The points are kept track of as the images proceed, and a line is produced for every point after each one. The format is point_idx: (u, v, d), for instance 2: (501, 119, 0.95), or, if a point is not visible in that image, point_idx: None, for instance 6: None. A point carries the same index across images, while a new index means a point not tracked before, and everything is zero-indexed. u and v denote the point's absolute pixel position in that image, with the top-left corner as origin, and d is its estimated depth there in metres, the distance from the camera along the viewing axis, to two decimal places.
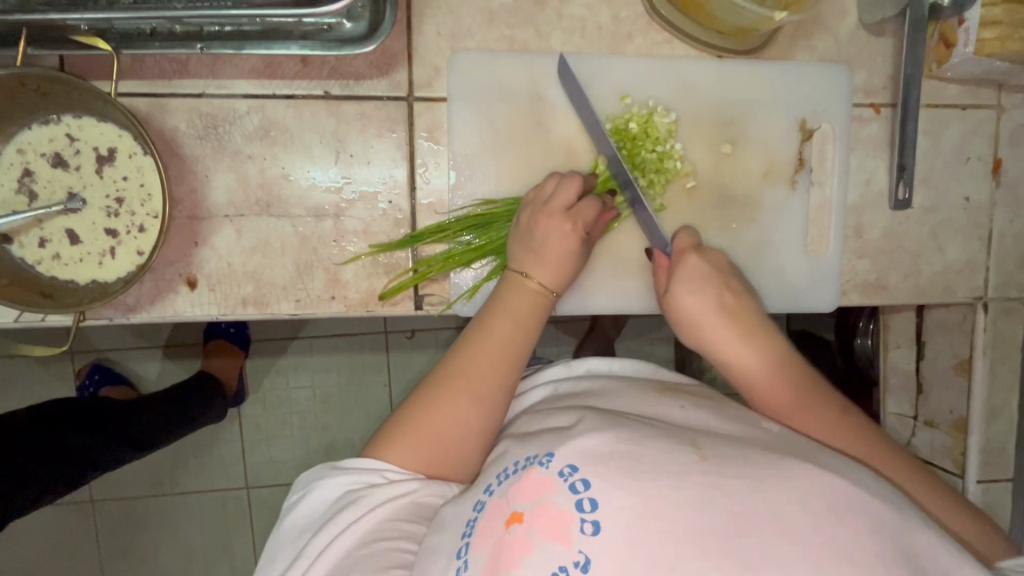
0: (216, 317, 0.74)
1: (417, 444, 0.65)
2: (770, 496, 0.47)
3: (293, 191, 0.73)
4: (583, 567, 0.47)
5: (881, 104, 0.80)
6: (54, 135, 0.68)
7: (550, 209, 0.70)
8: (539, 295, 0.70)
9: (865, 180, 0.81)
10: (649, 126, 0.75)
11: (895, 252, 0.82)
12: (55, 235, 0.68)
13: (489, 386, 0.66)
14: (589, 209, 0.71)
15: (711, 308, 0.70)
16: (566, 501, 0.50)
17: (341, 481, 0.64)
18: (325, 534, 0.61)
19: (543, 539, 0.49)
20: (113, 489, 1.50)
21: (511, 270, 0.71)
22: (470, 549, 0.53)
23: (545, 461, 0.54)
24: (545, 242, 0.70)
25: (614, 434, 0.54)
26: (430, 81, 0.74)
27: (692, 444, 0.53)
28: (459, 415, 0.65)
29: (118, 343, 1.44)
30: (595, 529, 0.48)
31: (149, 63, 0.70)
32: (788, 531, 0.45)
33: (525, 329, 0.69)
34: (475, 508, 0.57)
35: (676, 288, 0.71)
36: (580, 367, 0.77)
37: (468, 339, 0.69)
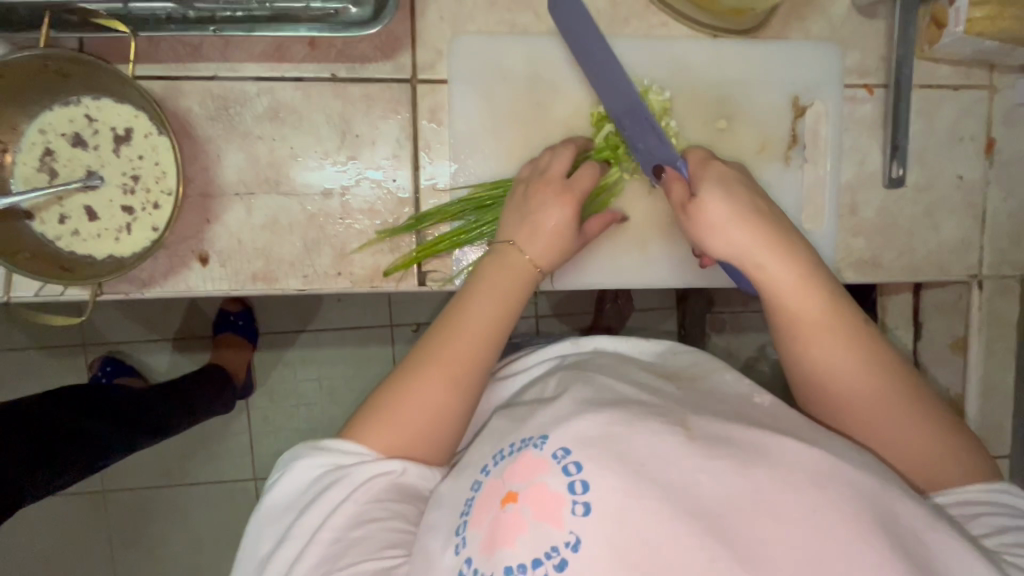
0: (226, 292, 0.76)
1: (399, 421, 0.66)
2: (753, 477, 0.51)
3: (301, 170, 0.76)
4: (574, 546, 0.50)
5: (874, 84, 0.82)
6: (73, 115, 0.71)
7: (548, 178, 0.73)
8: (524, 272, 0.72)
9: (859, 160, 0.82)
10: (645, 103, 0.77)
11: (890, 231, 0.84)
12: (74, 211, 0.71)
13: (471, 364, 0.68)
14: (584, 180, 0.73)
15: (741, 217, 0.66)
16: (559, 483, 0.53)
17: (325, 464, 0.65)
18: (314, 515, 0.63)
19: (536, 519, 0.52)
20: (124, 476, 1.53)
21: (499, 245, 0.73)
22: (469, 525, 0.56)
23: (539, 443, 0.57)
24: (536, 215, 0.72)
25: (608, 414, 0.57)
26: (433, 64, 0.77)
27: (681, 425, 0.56)
28: (435, 396, 0.67)
29: (130, 332, 1.48)
30: (586, 510, 0.51)
31: (164, 47, 0.73)
32: (767, 511, 0.49)
33: (508, 308, 0.70)
34: (472, 488, 0.59)
35: (706, 194, 0.68)
36: (585, 345, 0.78)
37: (451, 316, 0.70)
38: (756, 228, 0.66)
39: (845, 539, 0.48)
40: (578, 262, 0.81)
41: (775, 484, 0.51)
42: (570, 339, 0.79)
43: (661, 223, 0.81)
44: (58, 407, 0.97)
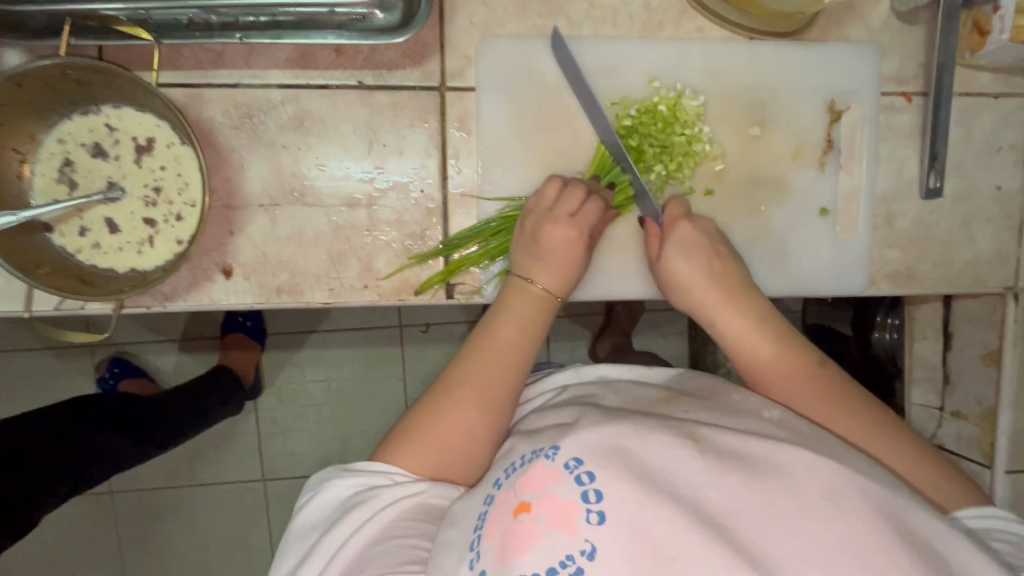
0: (250, 305, 0.75)
1: (423, 451, 0.64)
2: (768, 494, 0.49)
3: (326, 180, 0.74)
4: (590, 555, 0.47)
5: (913, 92, 0.80)
6: (93, 125, 0.68)
7: (554, 215, 0.71)
8: (542, 301, 0.71)
9: (896, 169, 0.80)
10: (679, 109, 0.75)
11: (926, 242, 0.82)
12: (94, 224, 0.69)
13: (495, 394, 0.67)
14: (593, 212, 0.72)
15: (703, 277, 0.70)
16: (572, 491, 0.50)
17: (351, 482, 0.64)
18: (335, 534, 0.61)
19: (550, 528, 0.49)
20: (134, 480, 1.52)
21: (514, 275, 0.72)
22: (482, 540, 0.53)
23: (551, 453, 0.54)
24: (551, 249, 0.71)
25: (617, 426, 0.54)
26: (462, 70, 0.75)
27: (689, 437, 0.53)
28: (463, 422, 0.65)
29: (137, 334, 1.45)
30: (601, 519, 0.48)
31: (186, 53, 0.70)
32: (782, 520, 0.47)
33: (530, 335, 0.70)
34: (485, 500, 0.56)
35: (668, 254, 0.72)
36: (587, 373, 0.76)
37: (472, 349, 0.69)
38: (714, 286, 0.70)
39: (869, 555, 0.46)
40: (605, 271, 0.79)
41: (793, 502, 0.48)
42: (571, 368, 0.78)
43: None
44: (63, 421, 0.95)
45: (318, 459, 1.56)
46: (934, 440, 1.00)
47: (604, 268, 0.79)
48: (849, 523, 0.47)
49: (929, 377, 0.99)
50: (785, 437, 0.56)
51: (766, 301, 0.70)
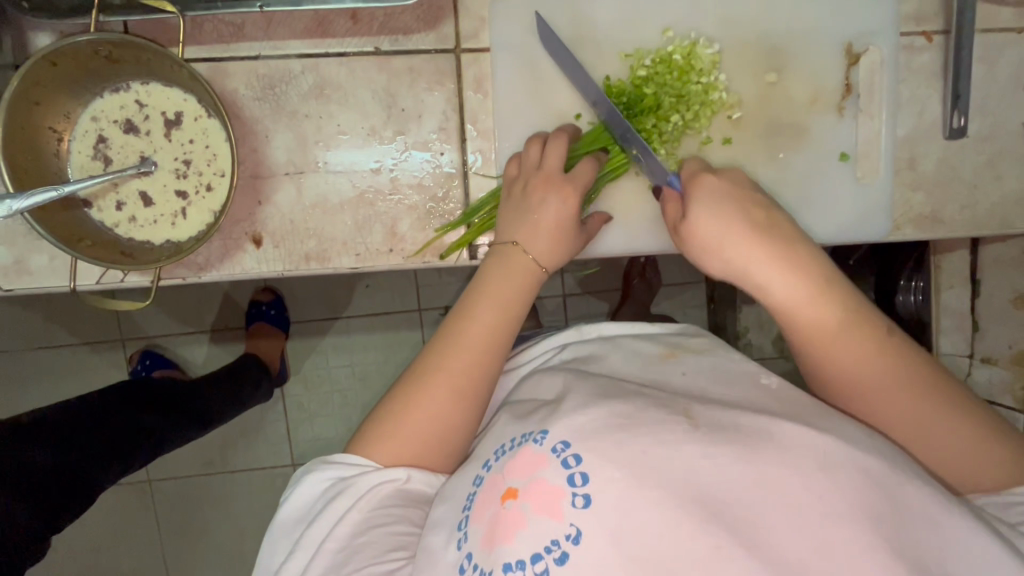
0: (281, 273, 0.77)
1: (409, 429, 0.65)
2: (758, 463, 0.48)
3: (347, 148, 0.75)
4: (575, 539, 0.48)
5: (933, 31, 0.78)
6: (125, 102, 0.71)
7: (546, 176, 0.70)
8: (533, 268, 0.70)
9: (917, 112, 0.79)
10: (693, 57, 0.75)
11: (952, 184, 0.81)
12: (130, 198, 0.72)
13: (482, 363, 0.67)
14: (585, 172, 0.71)
15: (738, 231, 0.65)
16: (559, 476, 0.51)
17: (329, 476, 0.65)
18: (318, 527, 0.62)
19: (537, 514, 0.50)
20: (170, 466, 1.57)
21: (502, 244, 0.71)
22: (470, 521, 0.54)
23: (539, 438, 0.54)
24: (540, 210, 0.70)
25: (606, 409, 0.54)
26: (476, 32, 0.75)
27: (684, 414, 0.54)
28: (447, 399, 0.65)
29: (167, 323, 1.50)
30: (586, 502, 0.49)
31: (208, 28, 0.72)
32: (772, 495, 0.47)
33: (512, 309, 0.69)
34: (475, 482, 0.57)
35: (696, 209, 0.67)
36: (588, 332, 0.75)
37: (455, 324, 0.69)
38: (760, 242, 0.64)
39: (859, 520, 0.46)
40: (618, 228, 0.79)
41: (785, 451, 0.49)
42: (574, 326, 0.77)
43: None
44: (115, 402, 0.99)
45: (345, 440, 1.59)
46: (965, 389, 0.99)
47: (615, 224, 0.79)
48: (842, 487, 0.47)
49: (957, 326, 0.99)
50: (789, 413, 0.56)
51: (818, 253, 0.64)
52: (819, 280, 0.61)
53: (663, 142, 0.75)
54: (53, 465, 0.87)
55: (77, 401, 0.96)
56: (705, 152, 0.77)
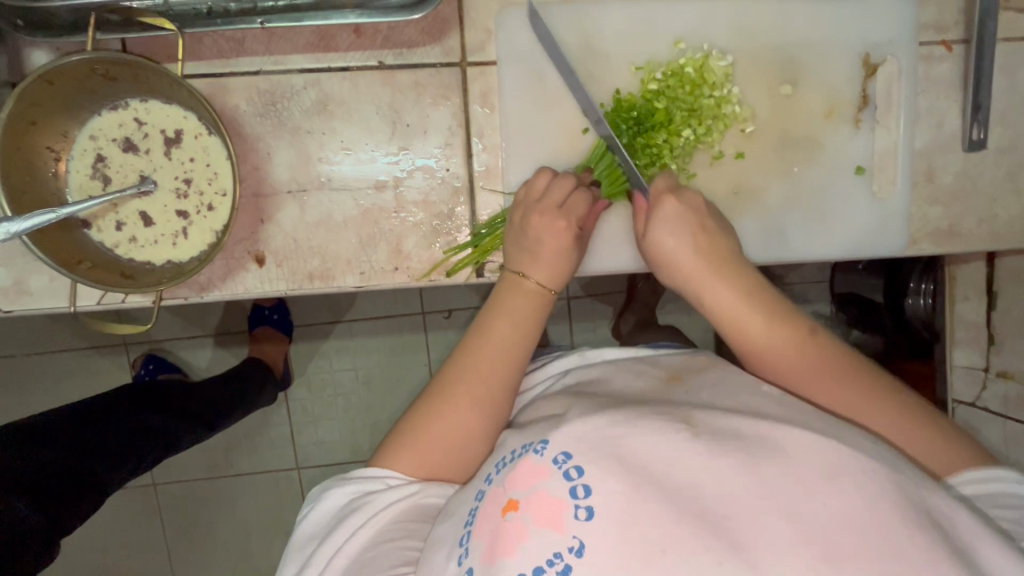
0: (284, 292, 0.75)
1: (421, 454, 0.64)
2: (763, 473, 0.47)
3: (351, 165, 0.73)
4: (578, 552, 0.46)
5: (953, 40, 0.76)
6: (123, 120, 0.69)
7: (542, 207, 0.70)
8: (537, 291, 0.69)
9: (935, 124, 0.77)
10: (706, 70, 0.72)
11: (970, 197, 0.79)
12: (130, 218, 0.70)
13: (491, 389, 0.65)
14: (580, 202, 0.71)
15: (690, 251, 0.67)
16: (561, 487, 0.49)
17: (346, 490, 0.64)
18: (333, 540, 0.61)
19: (538, 527, 0.48)
20: (175, 473, 1.57)
21: (508, 271, 0.71)
22: (471, 535, 0.52)
23: (540, 448, 0.53)
24: (540, 240, 0.69)
25: (607, 418, 0.53)
26: (483, 44, 0.73)
27: (684, 422, 0.52)
28: (458, 425, 0.64)
29: (170, 330, 1.49)
30: (589, 515, 0.47)
31: (207, 43, 0.70)
32: (781, 508, 0.45)
33: (521, 334, 0.68)
34: (476, 497, 0.55)
35: (655, 229, 0.69)
36: (590, 357, 0.75)
37: (464, 349, 0.68)
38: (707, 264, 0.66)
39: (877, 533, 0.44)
40: (630, 245, 0.77)
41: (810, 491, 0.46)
42: (575, 352, 0.77)
43: (722, 194, 0.76)
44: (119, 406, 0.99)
45: (349, 447, 1.59)
46: (980, 403, 0.97)
47: (625, 242, 0.77)
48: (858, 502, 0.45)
49: (971, 338, 0.97)
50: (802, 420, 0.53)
51: (760, 277, 0.66)
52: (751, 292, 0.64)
53: (674, 157, 0.74)
54: (61, 465, 0.86)
55: (84, 407, 0.96)
56: (717, 167, 0.75)
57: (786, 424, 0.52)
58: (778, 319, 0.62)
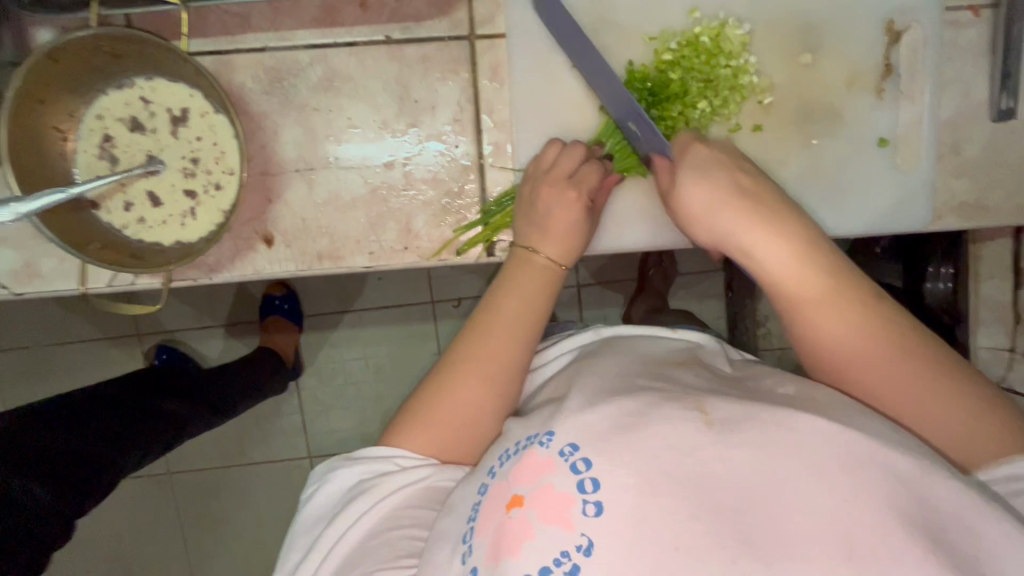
0: (293, 273, 0.74)
1: (431, 433, 0.63)
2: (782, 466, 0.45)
3: (358, 143, 0.72)
4: (586, 550, 0.45)
5: (981, 5, 0.73)
6: (129, 99, 0.68)
7: (553, 178, 0.69)
8: (548, 266, 0.68)
9: (962, 93, 0.74)
10: (722, 39, 0.70)
11: (999, 169, 0.76)
12: (138, 198, 0.70)
13: (501, 367, 0.64)
14: (591, 174, 0.69)
15: (726, 195, 0.60)
16: (568, 483, 0.48)
17: (355, 471, 0.63)
18: (340, 523, 0.61)
19: (544, 524, 0.47)
20: (188, 461, 1.58)
21: (517, 247, 0.69)
22: (475, 532, 0.51)
23: (545, 441, 0.52)
24: (549, 213, 0.68)
25: (619, 404, 0.51)
26: (491, 17, 0.72)
27: (699, 409, 0.50)
28: (470, 401, 0.63)
29: (182, 319, 1.49)
30: (597, 511, 0.45)
31: (212, 20, 0.69)
32: (799, 503, 0.43)
33: (533, 309, 0.66)
34: (479, 491, 0.54)
35: (684, 177, 0.63)
36: (606, 334, 0.71)
37: (474, 326, 0.67)
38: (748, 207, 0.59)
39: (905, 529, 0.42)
40: (644, 222, 0.75)
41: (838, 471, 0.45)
42: (592, 329, 0.73)
43: None
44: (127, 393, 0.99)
45: (360, 435, 1.59)
46: (1004, 384, 0.94)
47: (638, 219, 0.75)
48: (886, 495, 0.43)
49: (996, 318, 0.94)
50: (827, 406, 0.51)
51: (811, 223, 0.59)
52: (803, 243, 0.56)
53: (690, 129, 0.71)
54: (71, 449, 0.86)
55: (92, 393, 0.95)
56: (734, 139, 0.73)
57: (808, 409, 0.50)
58: (834, 278, 0.55)
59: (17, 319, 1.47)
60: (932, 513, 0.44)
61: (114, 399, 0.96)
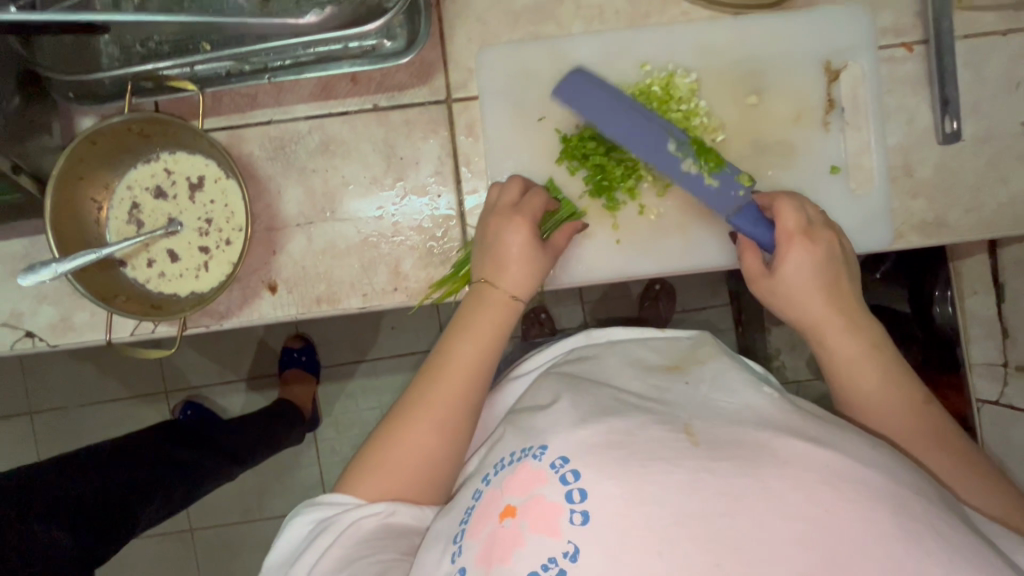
0: (295, 316, 0.82)
1: (394, 473, 0.66)
2: (760, 475, 0.48)
3: (352, 197, 0.81)
4: (572, 556, 0.47)
5: (913, 42, 0.79)
6: (154, 171, 0.79)
7: (500, 210, 0.74)
8: (506, 302, 0.72)
9: (906, 120, 0.79)
10: (672, 87, 0.78)
11: (952, 188, 0.79)
12: (159, 255, 0.79)
13: (457, 404, 0.68)
14: (537, 200, 0.74)
15: (819, 287, 0.67)
16: (557, 492, 0.51)
17: (313, 513, 0.67)
18: (302, 564, 0.64)
19: (533, 532, 0.50)
20: (210, 516, 1.62)
21: (476, 282, 0.74)
22: (465, 536, 0.55)
23: (538, 453, 0.56)
24: (505, 248, 0.72)
25: (608, 424, 0.55)
26: (466, 82, 0.81)
27: (685, 430, 0.53)
28: (429, 440, 0.67)
29: (210, 374, 1.58)
30: (584, 519, 0.48)
31: (226, 100, 0.81)
32: (776, 508, 0.46)
33: (487, 343, 0.70)
34: (473, 497, 0.59)
35: (792, 259, 0.68)
36: (600, 336, 0.80)
37: (432, 366, 0.70)
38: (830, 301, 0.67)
39: (869, 538, 0.44)
40: (616, 252, 0.80)
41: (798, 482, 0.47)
42: (582, 331, 0.82)
43: (701, 201, 0.80)
44: (154, 443, 1.05)
45: None
46: (1003, 400, 0.93)
47: (607, 251, 0.80)
48: (851, 502, 0.46)
49: (986, 333, 0.94)
50: (805, 428, 0.54)
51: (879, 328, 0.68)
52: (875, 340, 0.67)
53: (648, 169, 0.78)
54: (92, 497, 0.91)
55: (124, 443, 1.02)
56: None
57: (789, 430, 0.53)
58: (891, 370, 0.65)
59: (55, 379, 1.57)
60: (891, 516, 0.46)
61: (143, 448, 1.03)
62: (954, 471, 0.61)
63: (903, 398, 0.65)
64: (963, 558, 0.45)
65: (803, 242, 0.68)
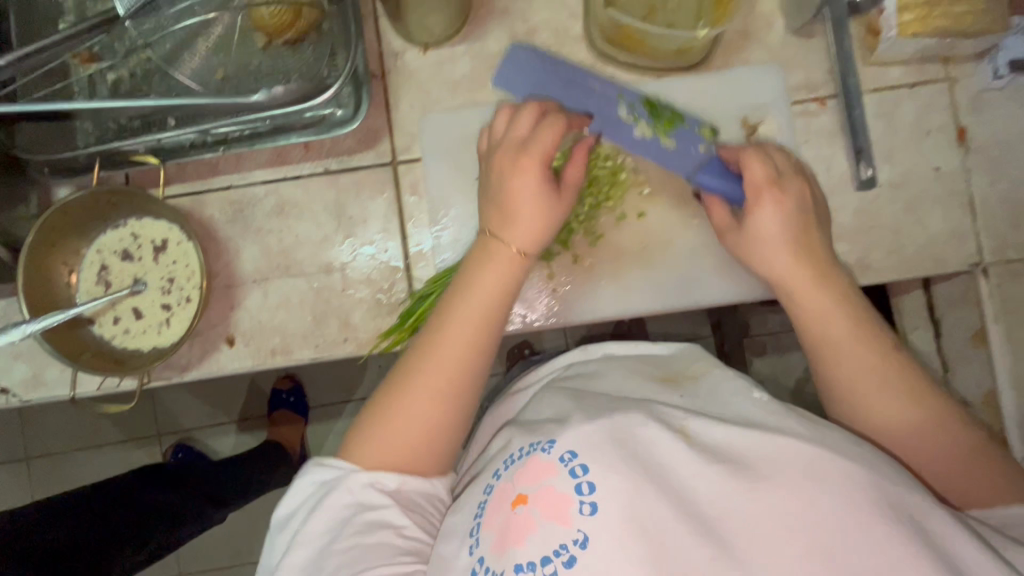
0: (251, 367, 0.86)
1: (395, 433, 0.68)
2: (749, 476, 0.53)
3: (305, 255, 0.86)
4: (582, 543, 0.52)
5: (825, 96, 0.84)
6: (122, 236, 0.85)
7: (513, 143, 0.72)
8: (513, 259, 0.71)
9: (824, 168, 0.84)
10: (597, 145, 0.84)
11: (873, 230, 0.83)
12: (124, 313, 0.84)
13: (460, 358, 0.69)
14: (548, 133, 0.71)
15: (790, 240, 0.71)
16: (566, 484, 0.56)
17: (323, 471, 0.68)
18: (314, 522, 0.65)
19: (544, 519, 0.54)
20: (197, 561, 1.63)
21: (483, 238, 0.73)
22: (480, 528, 0.59)
23: (547, 447, 0.60)
24: (515, 200, 0.71)
25: (609, 421, 0.60)
26: (410, 145, 0.87)
27: (680, 431, 0.59)
28: (430, 406, 0.68)
29: (201, 417, 1.62)
30: (593, 509, 0.53)
31: (190, 169, 0.88)
32: (764, 505, 0.51)
33: (494, 303, 0.71)
34: (485, 491, 0.62)
35: (761, 210, 0.72)
36: (594, 351, 0.81)
37: (434, 321, 0.71)
38: (804, 260, 0.71)
39: (848, 529, 0.49)
40: (553, 298, 0.84)
41: (782, 483, 0.52)
42: (580, 346, 0.83)
43: (632, 250, 0.84)
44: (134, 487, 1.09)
45: None
46: None
47: (544, 298, 0.84)
48: (834, 497, 0.50)
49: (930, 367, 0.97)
50: (787, 425, 0.58)
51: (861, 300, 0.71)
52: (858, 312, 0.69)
53: (578, 222, 0.83)
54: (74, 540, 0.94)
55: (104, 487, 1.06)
56: (623, 226, 0.84)
57: (769, 428, 0.58)
58: (863, 327, 0.68)
59: (48, 425, 1.62)
60: (851, 519, 0.49)
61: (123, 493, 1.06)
62: (929, 440, 0.64)
63: (885, 372, 0.66)
64: (940, 550, 0.48)
65: (771, 194, 0.72)
